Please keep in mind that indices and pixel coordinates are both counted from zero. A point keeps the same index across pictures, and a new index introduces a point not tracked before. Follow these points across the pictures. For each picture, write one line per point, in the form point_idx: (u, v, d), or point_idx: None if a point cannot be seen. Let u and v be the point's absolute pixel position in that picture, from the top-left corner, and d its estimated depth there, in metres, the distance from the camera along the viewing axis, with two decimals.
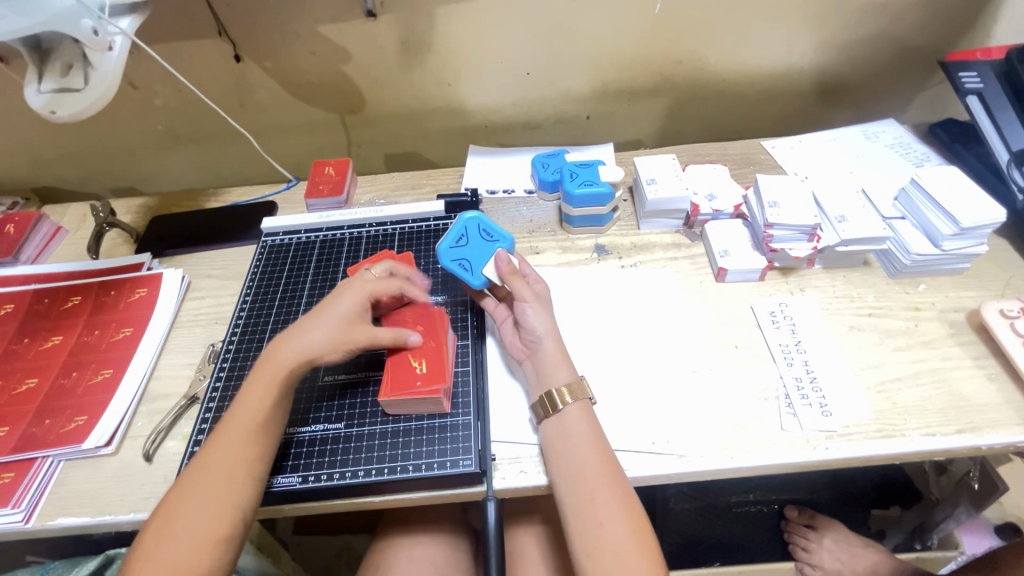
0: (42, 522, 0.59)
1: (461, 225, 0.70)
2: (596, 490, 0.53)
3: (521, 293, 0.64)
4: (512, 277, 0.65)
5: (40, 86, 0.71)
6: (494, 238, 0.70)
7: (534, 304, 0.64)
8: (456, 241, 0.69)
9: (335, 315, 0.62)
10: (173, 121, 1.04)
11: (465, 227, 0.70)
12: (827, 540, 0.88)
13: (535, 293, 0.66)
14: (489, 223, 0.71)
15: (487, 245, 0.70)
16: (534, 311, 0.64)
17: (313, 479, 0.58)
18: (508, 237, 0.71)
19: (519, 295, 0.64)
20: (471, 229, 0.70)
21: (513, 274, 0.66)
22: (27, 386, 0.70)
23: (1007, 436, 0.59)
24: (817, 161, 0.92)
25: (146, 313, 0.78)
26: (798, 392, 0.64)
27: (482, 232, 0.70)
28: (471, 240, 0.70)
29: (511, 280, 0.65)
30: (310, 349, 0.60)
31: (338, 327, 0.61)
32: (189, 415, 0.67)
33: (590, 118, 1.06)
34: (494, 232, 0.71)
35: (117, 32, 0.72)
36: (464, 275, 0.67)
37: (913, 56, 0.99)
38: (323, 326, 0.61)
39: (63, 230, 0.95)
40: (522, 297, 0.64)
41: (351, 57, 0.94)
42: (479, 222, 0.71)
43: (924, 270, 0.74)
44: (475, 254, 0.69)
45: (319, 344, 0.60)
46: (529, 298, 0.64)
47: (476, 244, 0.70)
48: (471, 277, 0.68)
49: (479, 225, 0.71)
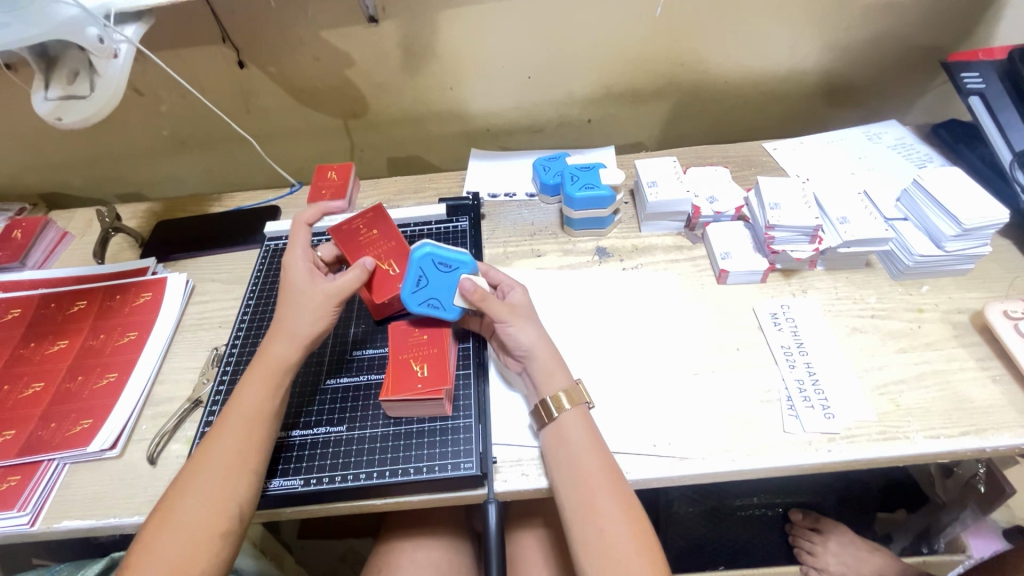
0: (47, 526, 0.60)
1: (414, 266, 0.64)
2: (597, 496, 0.53)
3: (499, 315, 0.63)
4: (485, 301, 0.63)
5: (47, 93, 0.72)
6: (454, 267, 0.65)
7: (515, 320, 0.63)
8: (416, 284, 0.64)
9: (299, 296, 0.62)
10: (178, 126, 1.05)
11: (419, 266, 0.64)
12: (833, 544, 0.87)
13: (512, 307, 0.64)
14: (442, 252, 0.64)
15: (449, 277, 0.64)
16: (516, 327, 0.63)
17: (314, 482, 0.58)
18: (468, 259, 0.65)
19: (498, 318, 0.63)
20: (427, 266, 0.64)
21: (485, 297, 0.63)
22: (33, 390, 0.70)
23: (1013, 437, 0.58)
24: (820, 162, 0.92)
25: (151, 316, 0.79)
26: (800, 395, 0.63)
27: (438, 265, 0.64)
28: (430, 278, 0.64)
29: (486, 305, 0.63)
30: (302, 330, 0.60)
31: (307, 302, 0.61)
32: (193, 419, 0.68)
33: (592, 122, 1.06)
34: (450, 261, 0.64)
35: (123, 39, 0.73)
36: (439, 314, 0.65)
37: (915, 57, 0.99)
38: (298, 310, 0.61)
39: (69, 236, 0.96)
40: (502, 319, 0.63)
41: (354, 62, 0.95)
42: (433, 255, 0.64)
43: (927, 271, 0.74)
44: (442, 290, 0.65)
45: (307, 321, 0.61)
46: (508, 317, 0.63)
47: (436, 280, 0.64)
48: (446, 312, 0.65)
49: (434, 259, 0.64)
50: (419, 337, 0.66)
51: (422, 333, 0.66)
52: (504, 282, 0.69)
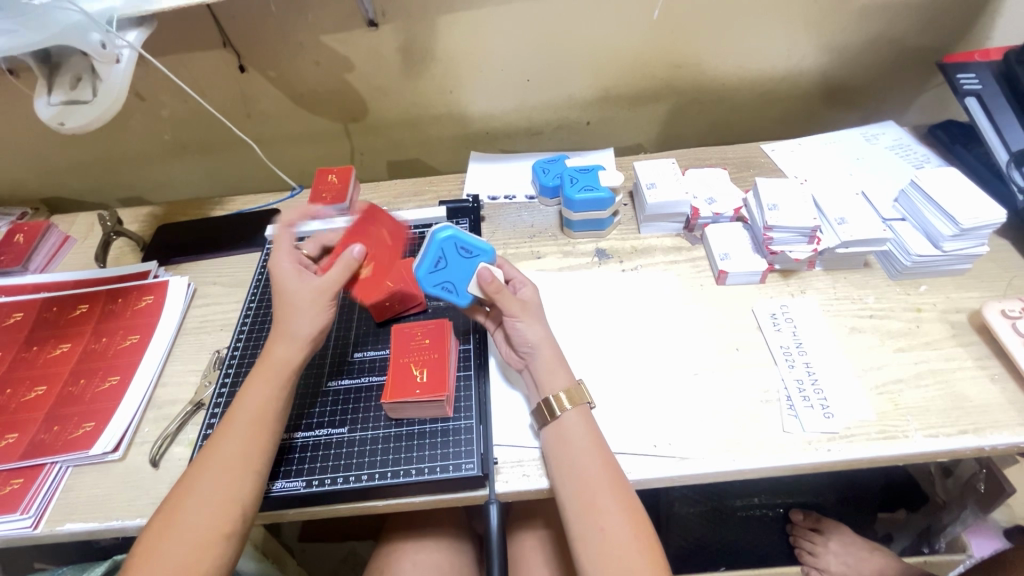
0: (50, 528, 0.60)
1: (435, 246, 0.64)
2: (598, 495, 0.54)
3: (510, 309, 0.63)
4: (499, 294, 0.63)
5: (51, 99, 0.73)
6: (472, 254, 0.65)
7: (525, 317, 0.63)
8: (434, 265, 0.64)
9: (293, 294, 0.62)
10: (179, 130, 1.05)
11: (440, 248, 0.64)
12: (833, 544, 0.87)
13: (523, 303, 0.64)
14: (465, 237, 0.65)
15: (467, 263, 0.65)
16: (526, 323, 0.63)
17: (317, 483, 0.59)
18: (488, 248, 0.66)
19: (508, 312, 0.63)
20: (448, 249, 0.65)
21: (500, 290, 0.63)
22: (36, 393, 0.71)
23: (1011, 436, 0.59)
24: (818, 163, 0.93)
25: (153, 319, 0.79)
26: (799, 394, 0.64)
27: (459, 250, 0.65)
28: (449, 262, 0.65)
29: (499, 298, 0.63)
30: (302, 330, 0.61)
31: (303, 300, 0.62)
32: (195, 421, 0.68)
33: (591, 124, 1.07)
34: (471, 247, 0.65)
35: (125, 45, 0.72)
36: (452, 299, 0.65)
37: (912, 58, 1.00)
38: (296, 310, 0.61)
39: (71, 240, 0.97)
40: (512, 314, 0.63)
41: (354, 66, 0.96)
42: (455, 238, 0.65)
43: (925, 271, 0.74)
44: (458, 275, 0.65)
45: (306, 319, 0.61)
46: (518, 313, 0.63)
47: (455, 264, 0.65)
48: (458, 298, 0.66)
49: (456, 243, 0.65)
50: (420, 340, 0.66)
51: (424, 337, 0.66)
52: (517, 278, 0.69)
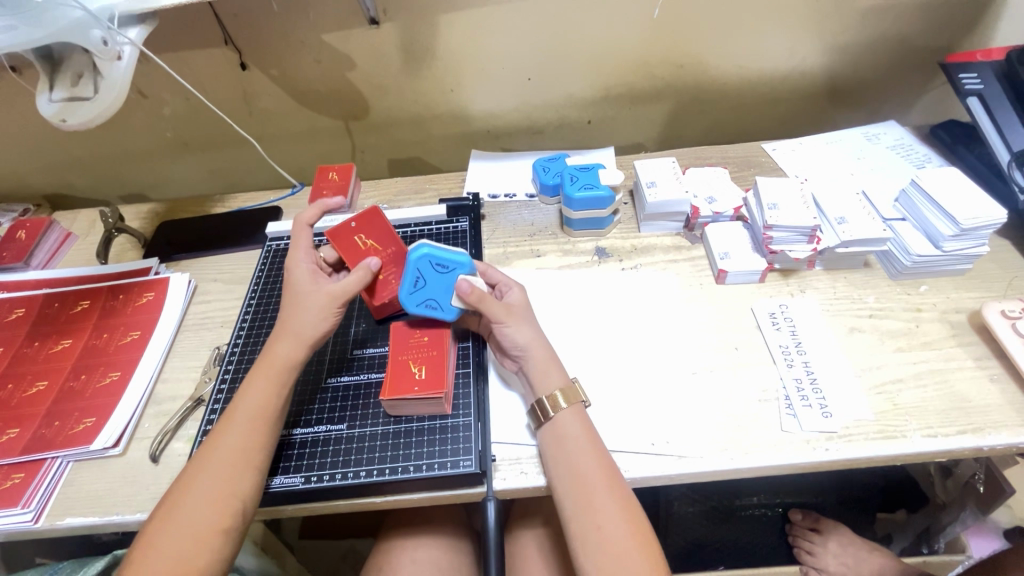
0: (50, 523, 0.60)
1: (412, 267, 0.64)
2: (596, 493, 0.54)
3: (496, 315, 0.63)
4: (482, 302, 0.63)
5: (52, 95, 0.73)
6: (450, 268, 0.65)
7: (511, 321, 0.63)
8: (413, 285, 0.64)
9: (303, 295, 0.63)
10: (181, 128, 1.06)
11: (417, 267, 0.64)
12: (832, 544, 0.87)
13: (508, 307, 0.65)
14: (440, 253, 0.64)
15: (446, 278, 0.65)
16: (513, 328, 0.63)
17: (315, 480, 0.59)
18: (465, 260, 0.65)
19: (495, 318, 0.63)
20: (424, 268, 0.64)
21: (482, 298, 0.63)
22: (37, 389, 0.71)
23: (1010, 436, 0.59)
24: (819, 163, 0.92)
25: (154, 315, 0.79)
26: (798, 393, 0.64)
27: (436, 266, 0.64)
28: (427, 279, 0.64)
29: (482, 306, 0.63)
30: (307, 330, 0.61)
31: (312, 302, 0.62)
32: (195, 417, 0.68)
33: (591, 123, 1.06)
34: (448, 262, 0.64)
35: (127, 42, 0.72)
36: (437, 315, 0.65)
37: (914, 57, 0.99)
38: (304, 311, 0.62)
39: (73, 236, 0.97)
40: (499, 319, 0.63)
41: (356, 65, 0.96)
42: (430, 256, 0.64)
43: (926, 271, 0.74)
44: (439, 291, 0.65)
45: (313, 322, 0.61)
46: (504, 317, 0.63)
47: (434, 280, 0.65)
48: (443, 313, 0.66)
49: (431, 260, 0.64)
50: (420, 338, 0.66)
51: (422, 335, 0.66)
52: (502, 282, 0.69)
